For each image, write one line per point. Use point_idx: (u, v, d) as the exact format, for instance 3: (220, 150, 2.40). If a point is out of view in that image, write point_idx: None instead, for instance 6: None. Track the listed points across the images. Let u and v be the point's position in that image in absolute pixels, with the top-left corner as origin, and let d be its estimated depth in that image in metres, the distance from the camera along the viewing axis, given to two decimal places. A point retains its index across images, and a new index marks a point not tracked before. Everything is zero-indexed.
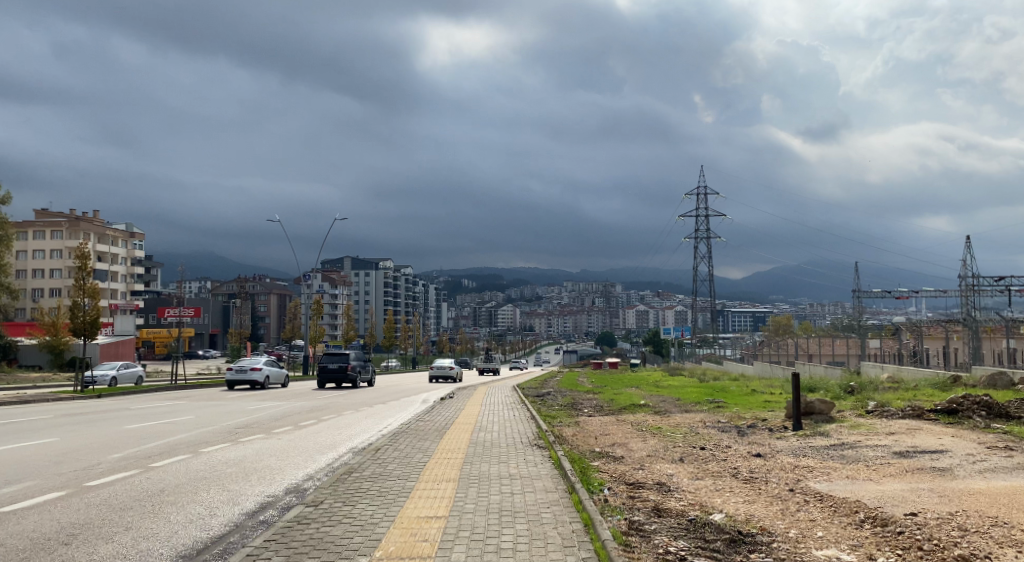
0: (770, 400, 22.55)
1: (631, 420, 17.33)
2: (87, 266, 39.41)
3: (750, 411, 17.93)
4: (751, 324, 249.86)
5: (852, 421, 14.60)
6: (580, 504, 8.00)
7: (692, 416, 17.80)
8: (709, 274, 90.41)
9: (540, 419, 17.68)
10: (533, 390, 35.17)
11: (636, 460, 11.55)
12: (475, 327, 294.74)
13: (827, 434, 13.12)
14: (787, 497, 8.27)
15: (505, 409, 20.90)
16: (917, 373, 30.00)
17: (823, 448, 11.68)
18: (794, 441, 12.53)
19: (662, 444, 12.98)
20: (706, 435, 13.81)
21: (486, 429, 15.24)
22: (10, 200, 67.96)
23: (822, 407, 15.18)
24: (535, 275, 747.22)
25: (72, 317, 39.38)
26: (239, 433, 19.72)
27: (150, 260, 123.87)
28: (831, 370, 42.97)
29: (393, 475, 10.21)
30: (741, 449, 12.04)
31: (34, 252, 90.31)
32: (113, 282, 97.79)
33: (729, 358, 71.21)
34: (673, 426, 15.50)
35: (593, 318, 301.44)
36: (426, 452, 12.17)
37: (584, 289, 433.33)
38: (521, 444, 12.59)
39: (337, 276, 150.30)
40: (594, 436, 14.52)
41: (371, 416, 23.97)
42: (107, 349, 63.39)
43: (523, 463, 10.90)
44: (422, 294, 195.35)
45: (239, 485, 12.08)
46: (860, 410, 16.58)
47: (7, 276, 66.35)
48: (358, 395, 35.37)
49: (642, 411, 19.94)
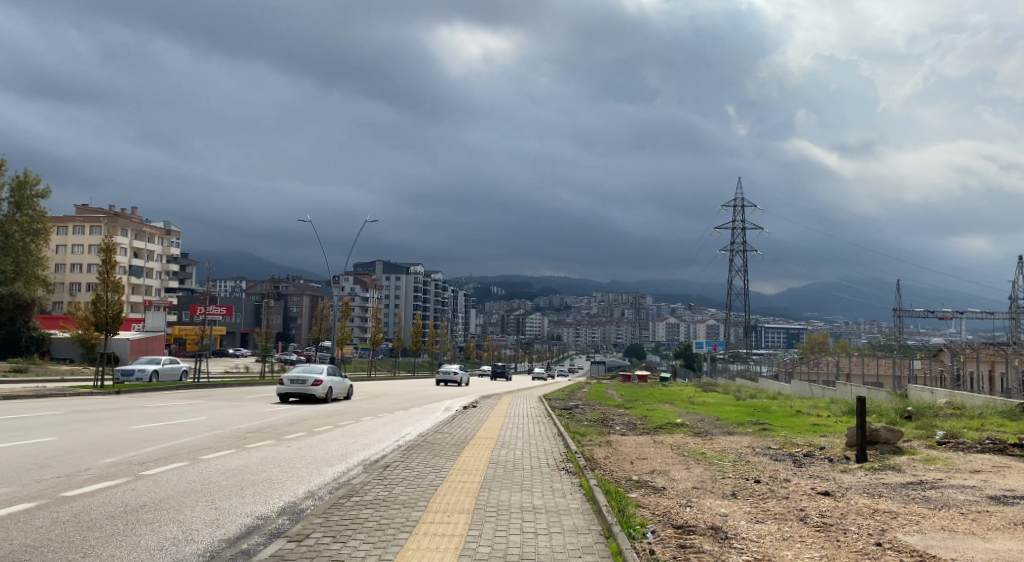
0: (819, 424, 20.82)
1: (670, 442, 15.73)
2: (111, 259, 38.56)
3: (802, 437, 16.32)
4: (783, 340, 245.42)
5: (924, 454, 12.90)
6: (621, 557, 6.49)
7: (738, 439, 16.24)
8: (742, 288, 87.96)
9: (568, 436, 16.18)
10: (561, 401, 33.82)
11: (679, 493, 10.03)
12: (503, 334, 292.93)
13: (900, 469, 11.49)
14: (877, 555, 6.70)
15: (531, 422, 19.41)
16: (975, 399, 27.89)
17: (900, 488, 10.05)
18: (864, 476, 10.89)
19: (709, 473, 11.38)
20: (757, 463, 12.23)
21: (510, 447, 13.71)
22: (49, 194, 68.16)
23: (889, 436, 13.45)
24: (565, 285, 743.41)
25: (95, 310, 38.27)
26: (247, 437, 18.53)
27: (184, 257, 123.97)
28: (874, 391, 41.13)
29: (401, 501, 8.82)
30: (803, 483, 10.42)
31: (73, 247, 90.79)
32: (148, 278, 97.84)
33: (763, 375, 69.38)
34: (719, 451, 13.91)
35: (622, 329, 298.16)
36: (439, 472, 10.69)
37: (614, 300, 429.91)
38: (548, 468, 11.15)
39: (368, 279, 149.89)
40: (630, 460, 12.94)
41: (390, 424, 22.60)
42: (137, 345, 62.88)
43: (550, 494, 9.38)
44: (451, 300, 194.46)
45: (231, 500, 10.75)
46: (929, 440, 14.88)
47: (43, 269, 65.88)
48: (380, 400, 33.93)
49: (680, 431, 18.33)
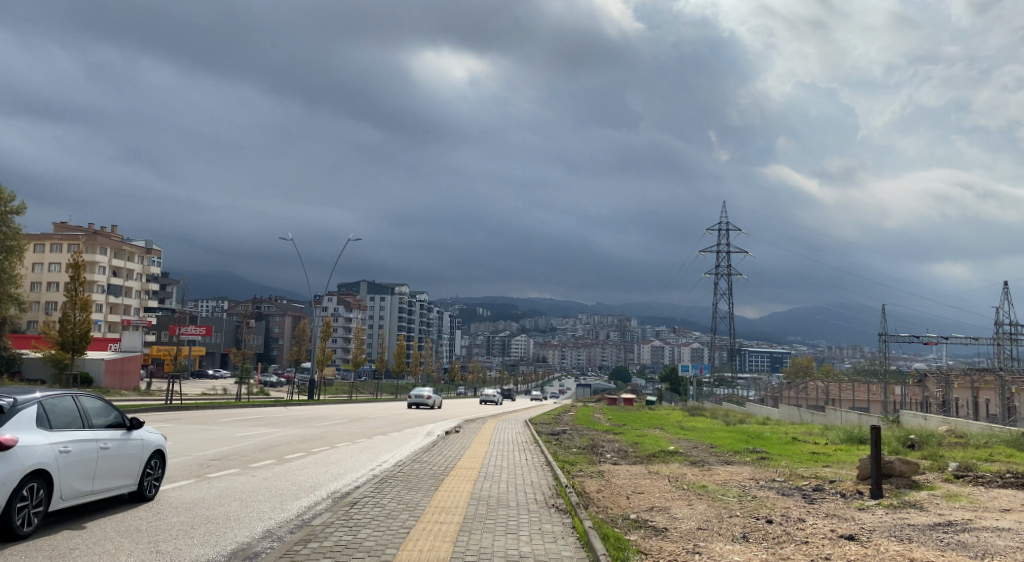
0: (820, 453, 19.80)
1: (666, 473, 14.64)
2: (80, 275, 37.14)
3: (807, 468, 15.28)
4: (767, 364, 244.89)
5: (944, 489, 11.89)
6: None
7: (738, 469, 15.18)
8: (728, 312, 87.18)
9: (558, 465, 15.11)
10: (547, 425, 32.74)
11: (684, 535, 8.96)
12: (488, 355, 290.71)
13: (924, 507, 10.44)
14: None
15: (516, 450, 18.29)
16: (973, 426, 27.04)
17: (930, 531, 8.98)
18: (886, 517, 9.82)
19: (714, 510, 10.26)
20: (765, 500, 11.08)
21: (494, 480, 12.58)
22: (25, 211, 66.69)
23: (904, 469, 12.40)
24: (550, 306, 743.59)
25: (61, 328, 36.71)
26: (212, 465, 17.30)
27: (164, 277, 122.10)
28: (862, 416, 40.42)
29: (366, 549, 7.66)
30: (822, 524, 9.33)
31: (49, 265, 88.90)
32: (126, 297, 96.02)
33: (750, 400, 68.54)
34: (721, 484, 12.76)
35: (607, 351, 297.87)
36: (414, 510, 9.56)
37: (599, 322, 428.99)
38: (534, 505, 10.07)
39: (352, 300, 148.50)
40: (624, 494, 11.80)
41: (367, 450, 21.36)
42: (112, 366, 61.09)
43: (537, 539, 8.30)
44: (436, 321, 193.49)
45: (175, 541, 9.54)
46: (944, 473, 13.85)
47: (16, 286, 64.18)
48: (358, 423, 32.61)
49: (675, 460, 17.24)
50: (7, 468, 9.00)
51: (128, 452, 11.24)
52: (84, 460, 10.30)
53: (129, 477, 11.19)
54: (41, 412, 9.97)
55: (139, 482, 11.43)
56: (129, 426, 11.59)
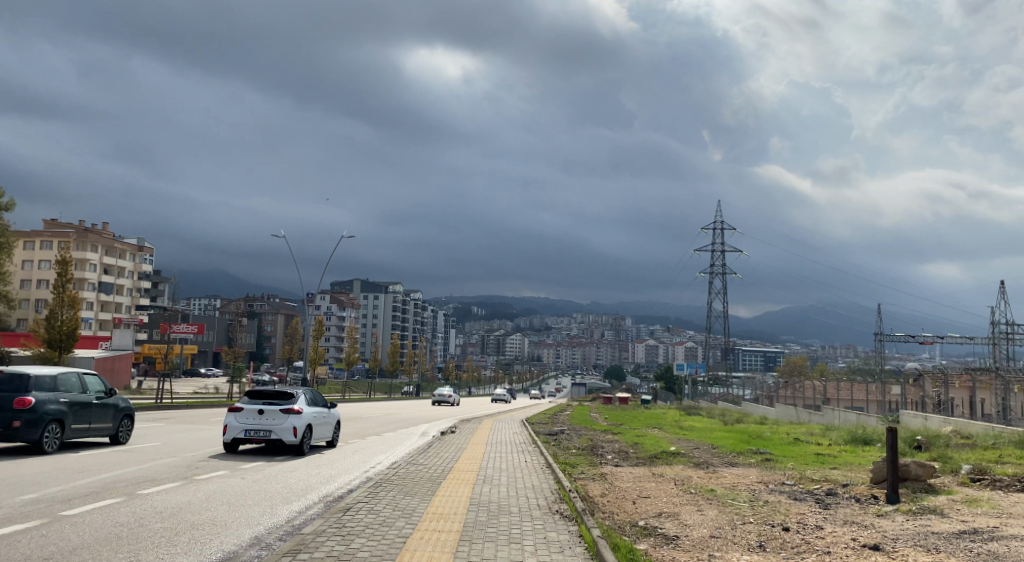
0: (826, 454, 19.34)
1: (670, 475, 14.14)
2: (68, 272, 36.52)
3: (816, 471, 14.80)
4: (761, 363, 244.36)
5: (962, 494, 11.42)
6: None
7: (744, 472, 14.72)
8: (723, 311, 86.74)
9: (558, 467, 14.64)
10: (544, 426, 32.17)
11: (697, 545, 8.44)
12: (482, 354, 290.07)
13: (945, 513, 9.95)
14: None
15: (514, 451, 17.81)
16: (976, 426, 26.61)
17: (957, 539, 8.51)
18: (907, 524, 9.34)
19: (726, 517, 9.76)
20: (778, 505, 10.56)
21: (494, 484, 12.03)
22: (15, 208, 65.92)
23: (921, 473, 11.89)
24: (545, 305, 743.89)
25: (48, 327, 36.06)
26: (199, 466, 16.76)
27: (156, 274, 121.25)
28: (860, 416, 39.91)
29: None
30: (842, 532, 8.84)
31: (40, 262, 88.09)
32: (118, 295, 95.28)
33: (746, 399, 67.96)
34: (730, 488, 12.25)
35: (602, 351, 297.52)
36: (410, 517, 9.04)
37: (593, 322, 428.03)
38: (538, 510, 9.57)
39: (346, 298, 148.06)
40: (630, 499, 11.30)
41: (360, 451, 20.82)
42: (103, 364, 60.40)
43: (543, 549, 7.77)
44: (430, 319, 192.95)
45: (158, 550, 9.01)
46: (960, 476, 13.34)
47: (5, 283, 63.48)
48: (351, 424, 32.05)
49: (678, 461, 16.78)
50: (301, 419, 18.47)
51: (326, 420, 20.61)
52: (316, 423, 19.63)
53: (326, 434, 20.50)
54: (306, 397, 19.43)
55: (333, 438, 20.64)
56: (328, 409, 21.15)
